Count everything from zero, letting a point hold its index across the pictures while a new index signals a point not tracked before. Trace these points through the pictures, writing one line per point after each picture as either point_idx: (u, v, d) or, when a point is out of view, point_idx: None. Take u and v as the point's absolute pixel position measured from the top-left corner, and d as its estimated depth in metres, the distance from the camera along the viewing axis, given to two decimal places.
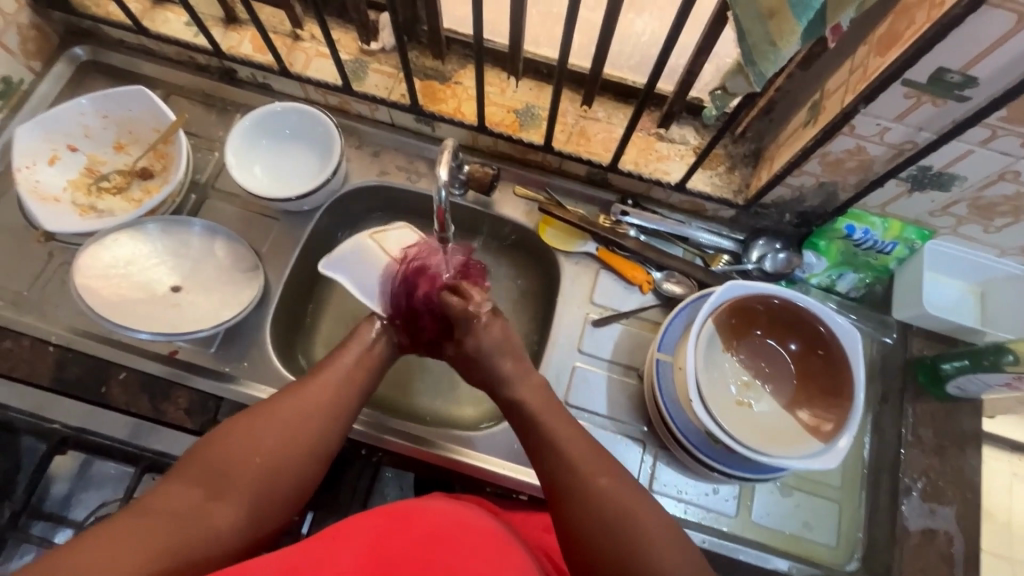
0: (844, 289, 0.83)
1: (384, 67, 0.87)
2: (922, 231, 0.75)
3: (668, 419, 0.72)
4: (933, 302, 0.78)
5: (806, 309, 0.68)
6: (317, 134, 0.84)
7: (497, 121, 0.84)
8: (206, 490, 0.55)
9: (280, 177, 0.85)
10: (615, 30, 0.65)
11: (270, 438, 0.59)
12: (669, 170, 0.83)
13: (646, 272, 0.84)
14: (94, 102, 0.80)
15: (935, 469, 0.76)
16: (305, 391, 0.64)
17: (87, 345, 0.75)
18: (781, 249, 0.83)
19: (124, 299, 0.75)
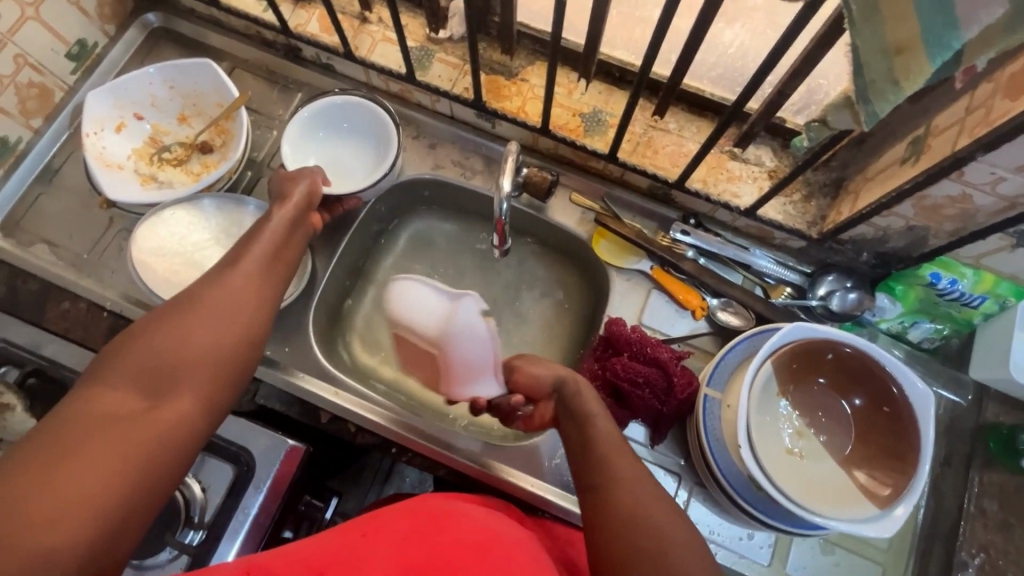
0: (916, 339, 0.77)
1: (450, 57, 0.84)
2: (1017, 288, 0.68)
3: (710, 458, 0.69)
4: (1019, 365, 0.70)
5: (877, 363, 0.63)
6: (376, 129, 0.82)
7: (561, 124, 0.80)
8: (146, 385, 0.50)
9: (336, 168, 0.84)
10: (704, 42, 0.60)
11: (199, 326, 0.55)
12: (740, 192, 0.77)
13: (701, 298, 0.80)
14: (162, 72, 0.81)
15: (997, 546, 0.71)
16: (223, 280, 0.60)
17: (138, 313, 0.77)
18: (851, 288, 0.77)
19: (175, 273, 0.76)
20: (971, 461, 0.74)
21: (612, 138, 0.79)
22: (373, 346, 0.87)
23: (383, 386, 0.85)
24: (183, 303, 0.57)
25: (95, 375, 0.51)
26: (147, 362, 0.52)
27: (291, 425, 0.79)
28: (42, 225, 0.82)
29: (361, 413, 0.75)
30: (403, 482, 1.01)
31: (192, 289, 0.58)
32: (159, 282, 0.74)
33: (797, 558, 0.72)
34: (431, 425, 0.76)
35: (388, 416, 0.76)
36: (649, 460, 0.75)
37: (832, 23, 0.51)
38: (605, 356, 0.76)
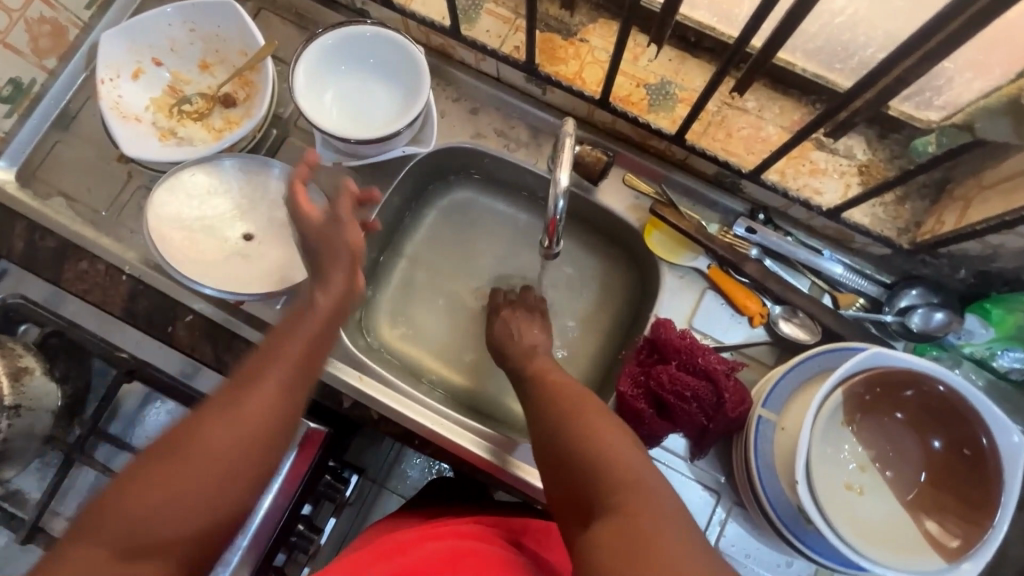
0: (1004, 368, 0.67)
1: (499, 9, 0.74)
2: None
3: (757, 484, 0.63)
4: None
5: (967, 402, 0.56)
6: (392, 64, 0.73)
7: (622, 95, 0.71)
8: (138, 501, 0.44)
9: (357, 115, 0.74)
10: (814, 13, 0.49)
11: (198, 468, 0.45)
12: (822, 189, 0.68)
13: (761, 303, 0.72)
14: (181, 13, 0.73)
15: None
16: (240, 406, 0.48)
17: (156, 279, 0.73)
18: (938, 305, 0.68)
19: (194, 241, 0.71)
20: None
21: (680, 116, 0.70)
22: (400, 325, 0.83)
23: (408, 368, 0.81)
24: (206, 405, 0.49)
25: (83, 515, 0.44)
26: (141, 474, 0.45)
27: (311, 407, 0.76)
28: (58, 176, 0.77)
29: (383, 401, 0.72)
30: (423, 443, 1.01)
31: (206, 411, 0.48)
32: (176, 250, 0.70)
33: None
34: (457, 420, 0.72)
35: (412, 406, 0.72)
36: (686, 476, 0.70)
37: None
38: (649, 365, 0.69)
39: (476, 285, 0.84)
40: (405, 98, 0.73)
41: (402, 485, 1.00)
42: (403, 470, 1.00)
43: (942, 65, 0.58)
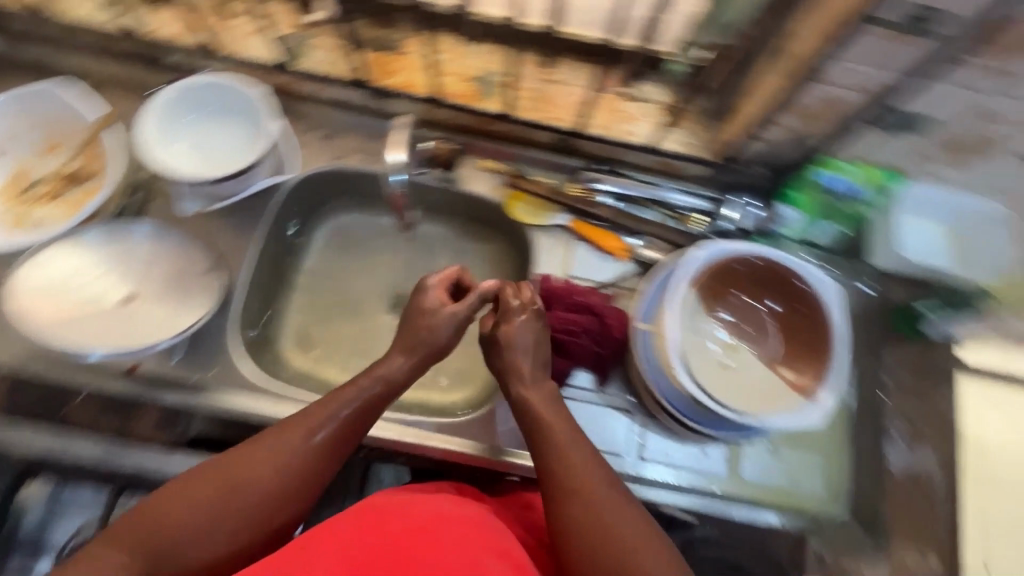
0: (823, 242, 0.79)
1: (327, 39, 0.85)
2: (896, 175, 0.71)
3: (654, 388, 0.70)
4: (913, 249, 0.72)
5: (789, 266, 0.67)
6: (234, 106, 0.79)
7: (455, 91, 0.83)
8: (177, 512, 0.50)
9: (211, 155, 0.79)
10: None
11: (237, 497, 0.52)
12: (635, 129, 0.82)
13: (620, 240, 0.81)
14: (14, 102, 0.77)
15: (921, 413, 0.72)
16: (288, 440, 0.55)
17: (37, 365, 0.71)
18: (756, 204, 0.80)
19: (67, 317, 0.69)
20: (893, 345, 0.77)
21: (504, 98, 0.83)
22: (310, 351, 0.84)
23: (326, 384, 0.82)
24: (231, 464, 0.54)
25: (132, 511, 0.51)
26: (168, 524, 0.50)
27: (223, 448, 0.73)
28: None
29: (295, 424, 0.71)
30: None
31: (258, 435, 0.56)
32: (47, 322, 0.69)
33: (747, 469, 0.75)
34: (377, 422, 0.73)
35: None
36: (597, 403, 0.77)
37: None
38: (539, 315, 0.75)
39: (375, 295, 0.88)
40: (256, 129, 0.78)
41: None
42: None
43: None
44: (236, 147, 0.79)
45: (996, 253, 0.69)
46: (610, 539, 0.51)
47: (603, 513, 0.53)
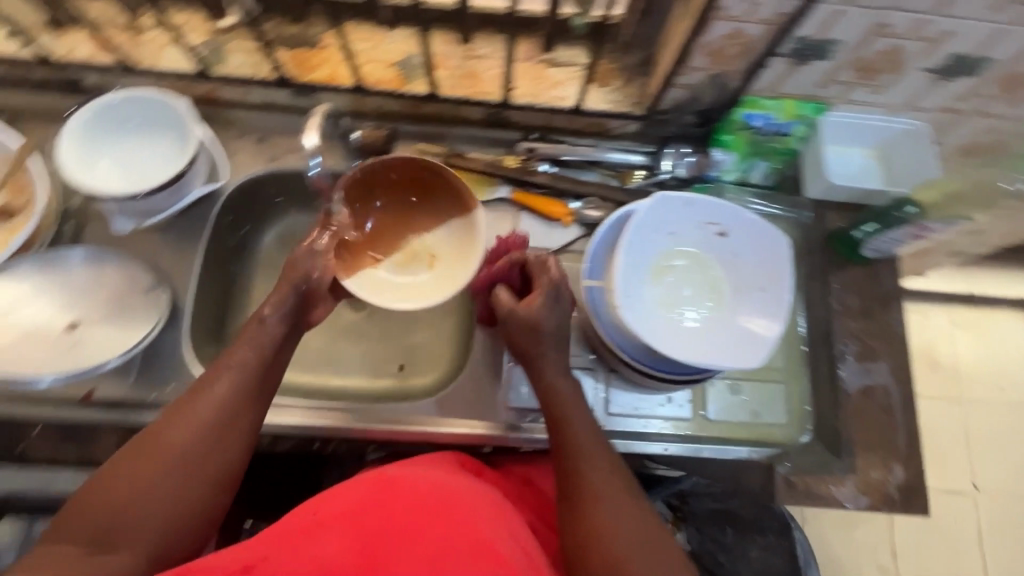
0: (758, 179, 0.94)
1: (477, 68, 0.90)
2: (817, 106, 0.84)
3: (609, 341, 0.80)
4: (839, 173, 0.90)
5: (720, 206, 0.79)
6: (168, 122, 0.83)
7: (592, 103, 0.90)
8: (103, 500, 0.58)
9: (146, 169, 0.82)
10: (687, 12, 0.73)
11: (162, 446, 0.60)
12: (566, 95, 0.90)
13: (564, 205, 0.93)
14: (94, 118, 0.80)
15: (865, 331, 0.88)
16: (187, 410, 0.63)
17: (166, 373, 0.82)
18: (688, 152, 0.93)
19: (213, 328, 0.89)
20: (887, 303, 0.89)
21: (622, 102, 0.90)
22: (433, 336, 0.99)
23: (433, 369, 0.97)
24: (157, 432, 0.62)
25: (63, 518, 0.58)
26: (137, 483, 0.59)
27: (354, 442, 0.88)
28: (52, 275, 0.81)
29: (417, 417, 0.85)
30: None
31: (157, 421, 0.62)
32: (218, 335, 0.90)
33: (775, 418, 0.85)
34: (488, 411, 0.86)
35: (443, 406, 0.86)
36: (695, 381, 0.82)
37: None
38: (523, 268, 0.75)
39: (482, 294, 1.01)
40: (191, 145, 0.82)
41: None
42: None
43: (801, 32, 0.71)
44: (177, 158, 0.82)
45: (912, 160, 0.88)
46: (616, 534, 0.62)
47: (608, 514, 0.63)
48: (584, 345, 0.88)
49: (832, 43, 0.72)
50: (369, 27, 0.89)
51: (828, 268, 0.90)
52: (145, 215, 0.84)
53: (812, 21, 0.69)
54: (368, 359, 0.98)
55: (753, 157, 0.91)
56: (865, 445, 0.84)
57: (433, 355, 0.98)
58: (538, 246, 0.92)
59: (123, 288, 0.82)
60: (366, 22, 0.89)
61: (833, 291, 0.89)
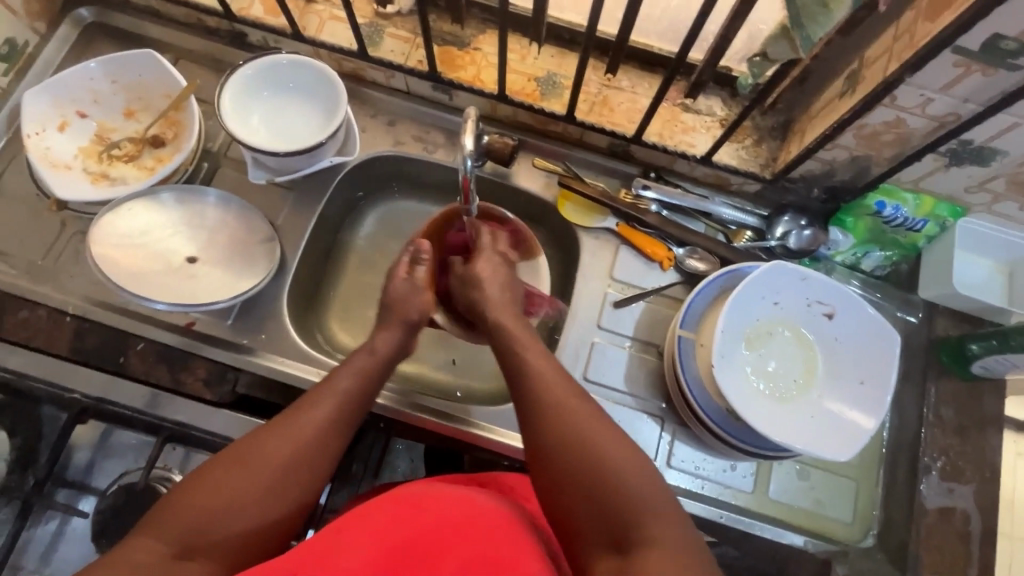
0: (870, 268, 0.91)
1: (614, 98, 0.91)
2: (954, 208, 0.82)
3: (690, 396, 0.79)
4: (962, 282, 0.85)
5: (840, 294, 0.77)
6: (320, 91, 0.88)
7: (719, 157, 0.89)
8: (198, 500, 0.57)
9: (288, 132, 0.88)
10: (852, 91, 0.72)
11: (265, 448, 0.62)
12: (694, 142, 0.90)
13: (668, 250, 0.92)
14: (256, 74, 0.86)
15: (955, 449, 0.84)
16: (295, 423, 0.64)
17: (257, 321, 0.86)
18: (806, 225, 0.89)
19: (304, 290, 0.93)
20: (983, 426, 0.85)
21: (749, 161, 0.89)
22: (493, 345, 1.00)
23: (499, 379, 0.98)
24: (255, 442, 0.62)
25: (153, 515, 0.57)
26: (227, 492, 0.58)
27: (415, 431, 0.90)
28: (185, 208, 0.87)
29: (480, 422, 0.86)
30: (394, 472, 1.11)
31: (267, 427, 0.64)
32: (304, 298, 0.93)
33: (839, 514, 0.82)
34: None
35: (507, 419, 0.87)
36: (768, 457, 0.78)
37: (989, 72, 0.60)
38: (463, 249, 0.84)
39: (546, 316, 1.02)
40: (332, 116, 0.87)
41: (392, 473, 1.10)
42: (393, 462, 1.09)
43: (970, 136, 0.69)
44: (316, 126, 0.88)
45: None
46: (589, 452, 0.58)
47: (593, 455, 0.57)
48: (657, 393, 0.87)
49: (999, 153, 0.70)
50: (520, 40, 0.92)
51: (928, 374, 0.87)
52: (278, 171, 0.89)
53: (986, 127, 0.67)
54: (437, 352, 0.99)
55: (872, 245, 0.89)
56: (932, 567, 0.80)
57: (502, 365, 0.99)
58: (631, 284, 0.92)
59: (243, 234, 0.87)
60: (519, 34, 0.92)
61: (929, 400, 0.86)
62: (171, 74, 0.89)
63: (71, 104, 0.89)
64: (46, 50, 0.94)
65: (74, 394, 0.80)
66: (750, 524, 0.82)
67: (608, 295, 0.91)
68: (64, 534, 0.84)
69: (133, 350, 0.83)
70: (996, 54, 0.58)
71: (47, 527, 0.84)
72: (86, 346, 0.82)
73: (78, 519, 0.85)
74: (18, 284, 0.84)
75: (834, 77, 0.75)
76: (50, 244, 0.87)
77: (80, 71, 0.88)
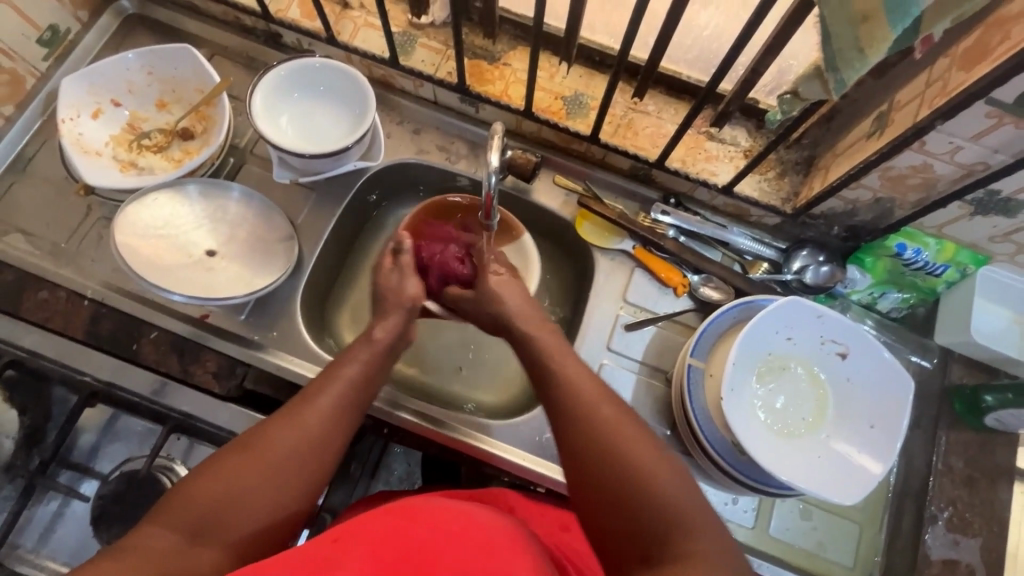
0: (885, 309, 0.91)
1: (638, 122, 0.92)
2: (976, 256, 0.81)
3: (696, 427, 0.78)
4: (981, 332, 0.83)
5: (856, 336, 0.76)
6: (349, 96, 0.89)
7: (741, 187, 0.89)
8: (206, 489, 0.58)
9: (315, 134, 0.89)
10: (880, 133, 0.71)
11: (273, 438, 0.62)
12: (717, 171, 0.90)
13: (683, 276, 0.92)
14: (288, 75, 0.88)
15: (963, 500, 0.82)
16: (302, 412, 0.64)
17: (268, 318, 0.87)
18: (824, 262, 0.89)
19: (317, 290, 0.93)
20: (995, 479, 0.83)
21: (771, 194, 0.89)
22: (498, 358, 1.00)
23: (502, 393, 0.98)
24: (262, 432, 0.63)
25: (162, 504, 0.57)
26: (235, 482, 0.58)
27: (418, 439, 0.91)
28: (208, 201, 0.88)
29: (483, 436, 0.86)
30: (391, 476, 1.11)
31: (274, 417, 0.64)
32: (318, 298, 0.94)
33: (840, 557, 0.81)
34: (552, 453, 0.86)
35: (511, 435, 0.87)
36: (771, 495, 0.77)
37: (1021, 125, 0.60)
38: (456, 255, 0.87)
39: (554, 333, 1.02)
40: (359, 122, 0.88)
41: (388, 476, 1.11)
42: (388, 465, 1.11)
43: (998, 187, 0.68)
44: (344, 130, 0.89)
45: None
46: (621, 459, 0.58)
47: (644, 485, 0.55)
48: (663, 420, 0.86)
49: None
50: (550, 58, 0.93)
51: (940, 422, 0.86)
52: (302, 172, 0.90)
53: (1015, 179, 0.66)
54: (444, 361, 1.00)
55: (889, 286, 0.88)
56: None
57: (507, 379, 0.99)
58: (644, 307, 0.92)
59: (263, 231, 0.88)
60: (549, 52, 0.93)
61: (939, 448, 0.85)
62: (205, 69, 0.90)
63: (106, 92, 0.91)
64: (87, 37, 0.96)
65: (85, 377, 0.82)
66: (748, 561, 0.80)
67: (619, 317, 0.91)
68: (64, 516, 0.85)
69: (145, 338, 0.84)
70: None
71: (47, 507, 0.85)
72: (100, 331, 0.83)
73: (77, 502, 0.86)
74: (40, 264, 0.85)
75: (862, 117, 0.75)
76: (74, 227, 0.88)
77: (117, 61, 0.89)
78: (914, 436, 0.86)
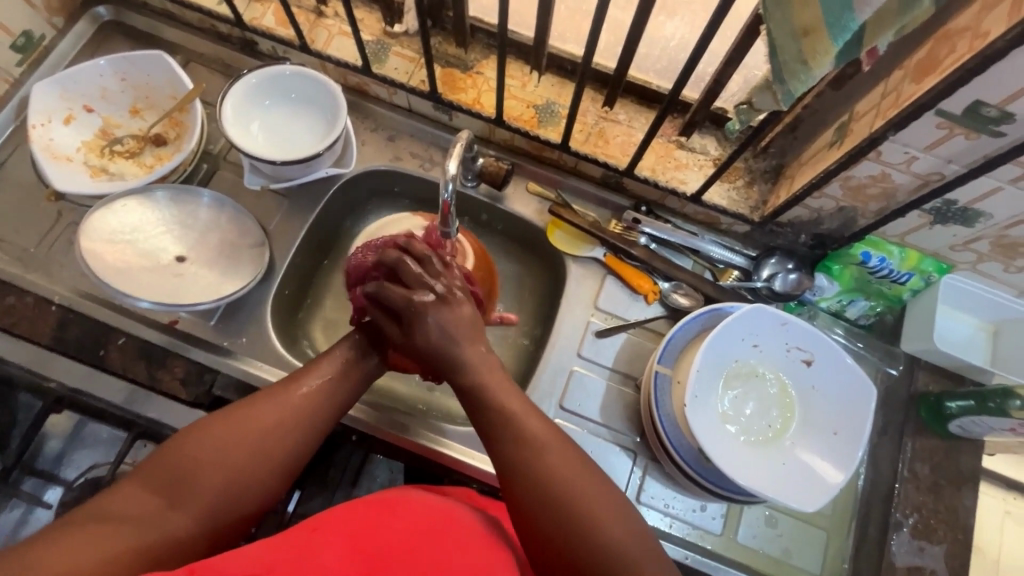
0: (854, 316, 0.91)
1: (609, 130, 0.92)
2: (940, 264, 0.82)
3: (663, 434, 0.78)
4: (943, 337, 0.85)
5: (821, 342, 0.77)
6: (321, 104, 0.90)
7: (711, 195, 0.90)
8: (186, 454, 0.59)
9: (285, 142, 0.89)
10: (840, 143, 0.72)
11: (254, 412, 0.63)
12: (686, 179, 0.90)
13: (653, 283, 0.92)
14: (258, 82, 0.88)
15: (927, 507, 0.83)
16: (288, 392, 0.67)
17: (237, 327, 0.87)
18: (792, 270, 0.89)
19: (289, 297, 0.94)
20: (960, 486, 0.84)
21: (738, 201, 0.90)
22: None
23: None
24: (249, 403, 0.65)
25: (147, 463, 0.60)
26: (217, 445, 0.60)
27: (387, 446, 0.90)
28: (178, 207, 0.88)
29: (454, 445, 0.87)
30: (373, 480, 1.04)
31: (262, 391, 0.66)
32: (287, 304, 0.94)
33: (806, 565, 0.81)
34: None
35: (480, 443, 0.87)
36: (738, 500, 0.77)
37: (970, 137, 0.61)
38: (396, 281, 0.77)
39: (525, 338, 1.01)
40: (331, 129, 0.88)
41: (372, 483, 1.04)
42: (371, 472, 1.05)
43: (955, 197, 0.70)
44: (317, 139, 0.90)
45: None
46: (601, 526, 0.55)
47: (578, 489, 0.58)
48: (632, 427, 0.87)
49: (984, 213, 0.70)
50: (522, 67, 0.94)
51: (906, 430, 0.87)
52: (273, 179, 0.90)
53: (970, 189, 0.67)
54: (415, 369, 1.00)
55: (856, 293, 0.89)
56: None
57: None
58: (615, 314, 0.92)
59: (233, 237, 0.89)
60: (521, 61, 0.93)
61: (905, 455, 0.85)
62: (178, 76, 0.90)
63: (78, 98, 0.91)
64: (62, 43, 0.96)
65: (52, 383, 0.82)
66: (714, 568, 0.80)
67: (591, 324, 0.92)
68: (27, 522, 0.86)
69: (113, 344, 0.83)
70: (978, 119, 0.59)
71: (11, 514, 0.86)
72: (66, 337, 0.83)
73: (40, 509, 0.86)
74: (7, 269, 0.85)
75: (825, 127, 0.76)
76: (44, 234, 0.88)
77: (89, 67, 0.90)
78: (881, 444, 0.87)
